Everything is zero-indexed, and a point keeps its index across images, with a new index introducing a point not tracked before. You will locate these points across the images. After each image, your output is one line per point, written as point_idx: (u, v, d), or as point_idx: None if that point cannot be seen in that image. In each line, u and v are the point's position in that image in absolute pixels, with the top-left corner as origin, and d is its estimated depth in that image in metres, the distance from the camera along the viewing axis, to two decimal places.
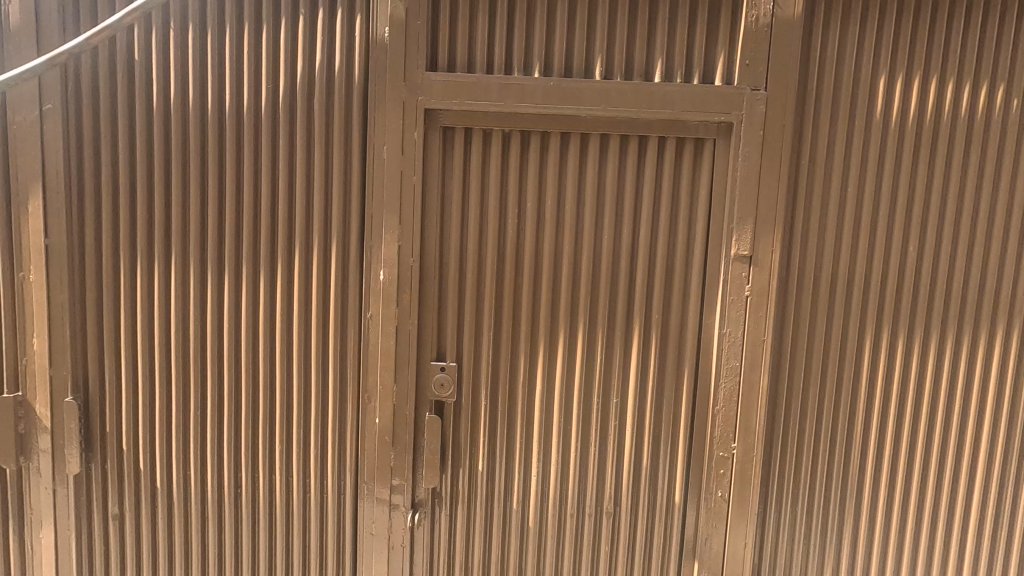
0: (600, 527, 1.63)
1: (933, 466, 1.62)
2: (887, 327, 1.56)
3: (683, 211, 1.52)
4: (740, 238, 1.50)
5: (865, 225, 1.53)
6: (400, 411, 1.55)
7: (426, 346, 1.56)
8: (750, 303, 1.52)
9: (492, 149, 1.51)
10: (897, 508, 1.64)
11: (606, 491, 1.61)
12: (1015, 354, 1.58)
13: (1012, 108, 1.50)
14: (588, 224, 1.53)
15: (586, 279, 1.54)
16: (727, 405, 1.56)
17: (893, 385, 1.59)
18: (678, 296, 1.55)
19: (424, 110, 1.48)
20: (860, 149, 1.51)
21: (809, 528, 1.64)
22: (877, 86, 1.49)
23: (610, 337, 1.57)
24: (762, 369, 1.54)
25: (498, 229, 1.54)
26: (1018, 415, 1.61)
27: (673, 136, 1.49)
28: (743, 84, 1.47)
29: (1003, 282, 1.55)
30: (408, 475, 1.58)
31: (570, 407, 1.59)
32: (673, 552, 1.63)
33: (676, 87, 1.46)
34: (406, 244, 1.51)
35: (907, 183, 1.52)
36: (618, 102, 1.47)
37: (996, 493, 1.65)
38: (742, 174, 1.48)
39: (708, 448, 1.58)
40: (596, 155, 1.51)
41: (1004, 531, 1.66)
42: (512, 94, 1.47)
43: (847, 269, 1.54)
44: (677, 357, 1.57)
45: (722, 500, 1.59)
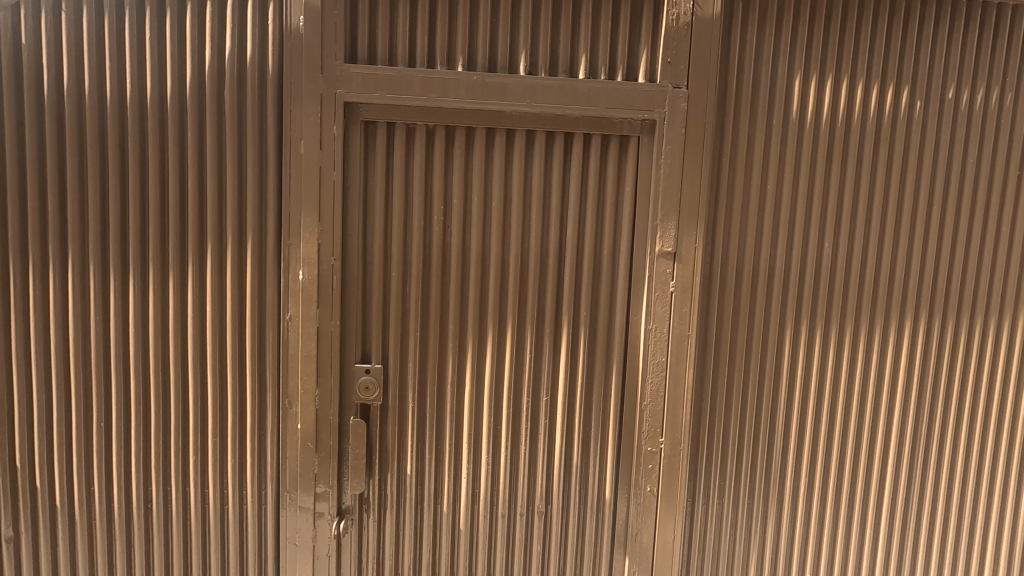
0: (532, 526, 1.62)
1: (848, 453, 1.69)
2: (804, 321, 1.61)
3: (610, 209, 1.53)
4: (664, 236, 1.52)
5: (783, 222, 1.57)
6: (324, 415, 1.50)
7: (350, 347, 1.51)
8: (675, 298, 1.54)
9: (415, 144, 1.47)
10: (818, 495, 1.70)
11: (537, 489, 1.60)
12: (921, 345, 1.66)
13: (915, 110, 1.57)
14: (515, 222, 1.51)
15: (514, 277, 1.52)
16: (654, 400, 1.57)
17: (811, 376, 1.64)
18: (606, 293, 1.55)
19: (343, 103, 1.42)
20: (777, 148, 1.55)
21: (735, 519, 1.67)
22: (792, 87, 1.53)
23: (539, 335, 1.56)
24: (687, 364, 1.57)
25: (423, 227, 1.50)
26: (926, 402, 1.69)
27: (598, 134, 1.49)
28: (665, 82, 1.48)
29: (911, 276, 1.63)
30: (333, 482, 1.52)
31: (501, 406, 1.58)
32: (604, 548, 1.64)
33: (600, 84, 1.46)
34: (326, 243, 1.45)
35: (822, 181, 1.57)
36: (542, 99, 1.45)
37: (907, 476, 1.73)
38: (666, 172, 1.50)
39: (636, 443, 1.59)
40: (523, 152, 1.49)
41: (913, 513, 1.74)
42: (435, 88, 1.43)
43: (767, 264, 1.58)
44: (606, 354, 1.57)
45: (651, 494, 1.61)
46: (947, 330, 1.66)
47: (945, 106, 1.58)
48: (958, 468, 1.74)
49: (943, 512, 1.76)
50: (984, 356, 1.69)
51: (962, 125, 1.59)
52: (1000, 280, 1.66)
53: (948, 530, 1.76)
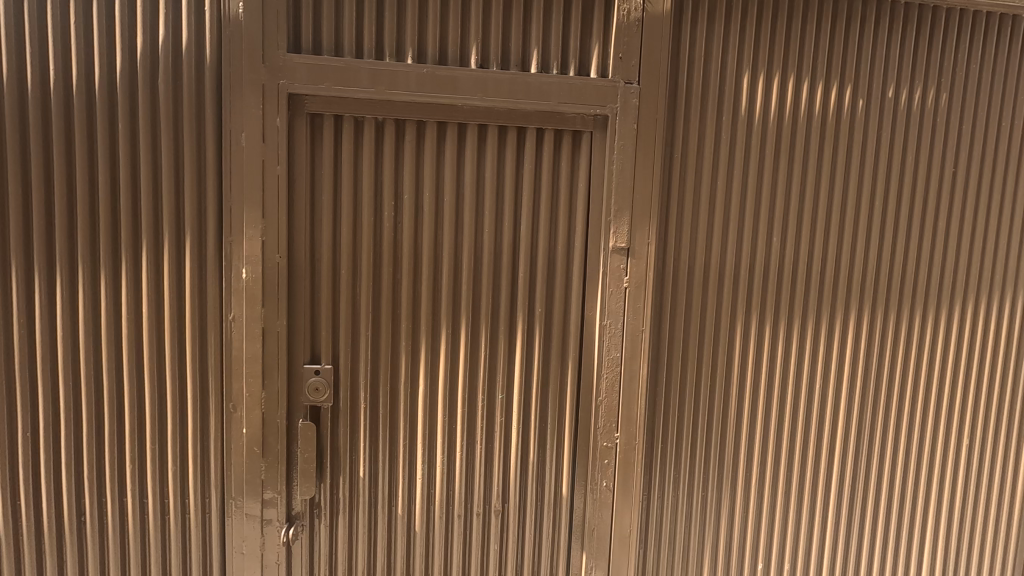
0: (489, 525, 1.60)
1: (797, 444, 1.71)
2: (755, 315, 1.63)
3: (563, 204, 1.52)
4: (618, 231, 1.52)
5: (733, 217, 1.59)
6: (271, 419, 1.45)
7: (299, 348, 1.46)
8: (629, 294, 1.54)
9: (363, 138, 1.43)
10: (770, 488, 1.71)
11: (493, 487, 1.59)
12: (865, 336, 1.70)
13: (857, 108, 1.61)
14: (468, 218, 1.49)
15: (467, 274, 1.50)
16: (609, 395, 1.58)
17: (762, 368, 1.66)
18: (560, 289, 1.55)
19: (287, 95, 1.37)
20: (727, 144, 1.57)
21: (690, 513, 1.68)
22: (741, 84, 1.56)
23: (494, 331, 1.54)
24: (641, 359, 1.57)
25: (372, 224, 1.46)
26: (870, 392, 1.73)
27: (552, 129, 1.48)
28: (617, 78, 1.48)
29: (856, 269, 1.66)
30: (281, 487, 1.47)
31: (455, 405, 1.55)
32: (561, 546, 1.64)
33: (552, 78, 1.45)
34: (271, 240, 1.40)
35: (770, 177, 1.59)
36: (494, 93, 1.43)
37: (853, 466, 1.75)
38: (619, 168, 1.50)
39: (592, 439, 1.59)
40: (475, 146, 1.47)
41: (859, 502, 1.77)
42: (384, 81, 1.39)
43: (718, 259, 1.60)
44: (561, 350, 1.57)
45: (608, 490, 1.61)
46: (891, 322, 1.71)
47: (885, 105, 1.63)
48: (902, 456, 1.77)
49: (889, 500, 1.79)
50: (926, 348, 1.74)
51: (901, 123, 1.64)
52: (939, 274, 1.71)
53: (894, 517, 1.80)
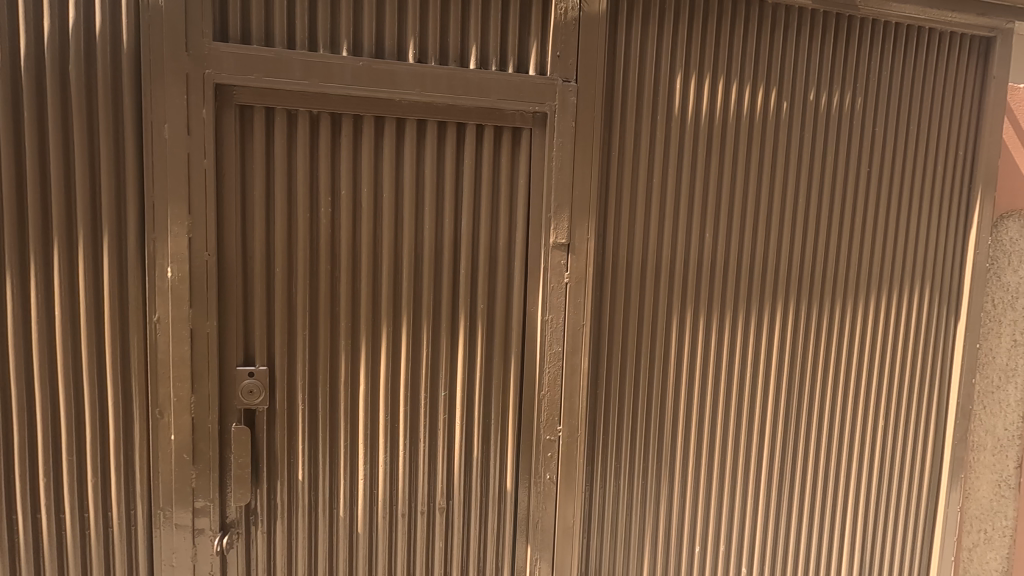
0: (433, 524, 1.59)
1: (731, 431, 1.78)
2: (690, 308, 1.69)
3: (504, 200, 1.53)
4: (558, 228, 1.54)
5: (668, 214, 1.64)
6: (201, 423, 1.39)
7: (231, 350, 1.40)
8: (569, 289, 1.57)
9: (297, 132, 1.39)
10: (706, 474, 1.78)
11: (437, 485, 1.58)
12: (791, 327, 1.79)
13: (782, 110, 1.70)
14: (408, 214, 1.47)
15: (408, 271, 1.48)
16: (552, 389, 1.60)
17: (698, 360, 1.72)
18: (502, 285, 1.55)
19: (214, 85, 1.31)
20: (662, 143, 1.62)
21: (631, 502, 1.73)
22: (674, 85, 1.61)
23: (436, 328, 1.53)
24: (582, 353, 1.60)
25: (308, 220, 1.42)
26: (796, 379, 1.82)
27: (491, 125, 1.48)
28: (555, 76, 1.50)
29: (782, 264, 1.75)
30: (214, 495, 1.41)
31: (397, 404, 1.53)
32: (506, 541, 1.65)
33: (491, 75, 1.45)
34: (198, 236, 1.33)
35: (703, 175, 1.66)
36: (433, 88, 1.42)
37: (781, 450, 1.85)
38: (558, 165, 1.52)
39: (536, 433, 1.61)
40: (414, 142, 1.45)
41: (788, 485, 1.86)
42: (318, 73, 1.36)
43: (655, 255, 1.65)
44: (504, 346, 1.58)
45: (551, 483, 1.63)
46: (814, 313, 1.80)
47: (807, 108, 1.72)
48: (825, 439, 1.88)
49: (815, 482, 1.89)
50: (846, 337, 1.85)
51: (822, 125, 1.73)
52: (857, 267, 1.82)
53: (820, 498, 1.90)
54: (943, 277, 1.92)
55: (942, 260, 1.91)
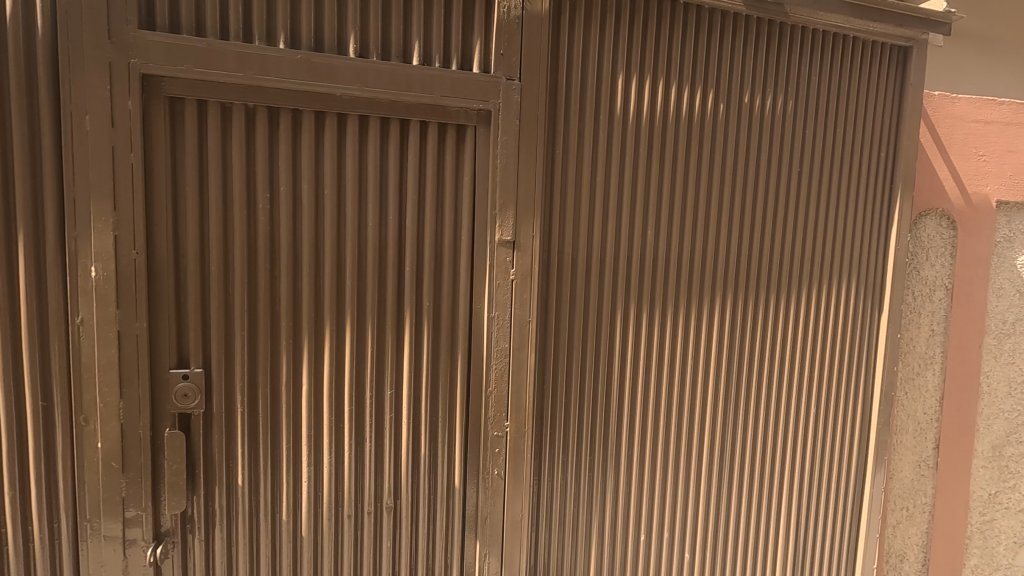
0: (380, 524, 1.57)
1: (673, 422, 1.84)
2: (633, 303, 1.74)
3: (449, 198, 1.52)
4: (503, 225, 1.55)
5: (611, 211, 1.68)
6: (131, 430, 1.33)
7: (163, 352, 1.35)
8: (515, 286, 1.59)
9: (232, 126, 1.34)
10: (650, 465, 1.83)
11: (384, 484, 1.56)
12: (729, 321, 1.86)
13: (719, 112, 1.76)
14: (351, 211, 1.45)
15: (351, 269, 1.46)
16: (499, 385, 1.61)
17: (642, 354, 1.77)
18: (448, 282, 1.55)
19: (140, 75, 1.25)
20: (605, 142, 1.65)
21: (578, 494, 1.76)
22: (616, 86, 1.64)
23: (381, 326, 1.52)
24: (528, 349, 1.62)
25: (245, 217, 1.38)
26: (733, 371, 1.90)
27: (435, 122, 1.48)
28: (499, 74, 1.51)
29: (720, 260, 1.82)
30: (146, 504, 1.35)
31: (341, 404, 1.51)
32: (454, 538, 1.65)
33: (434, 72, 1.45)
34: (124, 234, 1.27)
35: (644, 173, 1.70)
36: (375, 84, 1.40)
37: (721, 439, 1.92)
38: (503, 163, 1.53)
39: (483, 429, 1.62)
40: (356, 137, 1.43)
41: (726, 471, 1.94)
42: (253, 65, 1.31)
43: (599, 251, 1.68)
44: (450, 343, 1.58)
45: (499, 478, 1.64)
46: (750, 307, 1.88)
47: (742, 110, 1.79)
48: (761, 427, 1.97)
49: (752, 468, 1.97)
50: (780, 329, 1.94)
51: (755, 127, 1.81)
52: (790, 263, 1.91)
53: (758, 483, 1.99)
54: (867, 272, 2.04)
55: (866, 256, 2.03)
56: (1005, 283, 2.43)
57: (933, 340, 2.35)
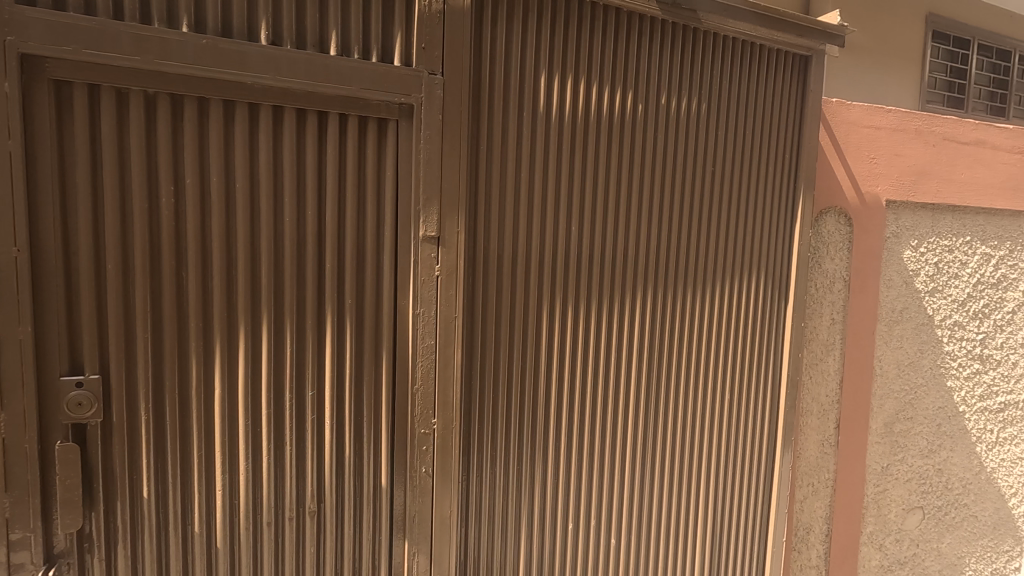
0: (303, 530, 1.52)
1: (599, 413, 1.90)
2: (558, 298, 1.77)
3: (371, 193, 1.49)
4: (427, 221, 1.54)
5: (536, 208, 1.70)
6: (15, 444, 1.21)
7: (52, 358, 1.24)
8: (440, 282, 1.58)
9: (129, 113, 1.25)
10: (576, 455, 1.88)
11: (307, 488, 1.51)
12: (650, 314, 1.94)
13: (638, 112, 1.82)
14: (265, 205, 1.38)
15: (267, 266, 1.40)
16: (425, 382, 1.60)
17: (567, 347, 1.81)
18: (371, 279, 1.52)
19: (19, 55, 1.14)
20: (528, 139, 1.67)
21: (507, 488, 1.77)
22: (539, 84, 1.66)
23: (300, 325, 1.46)
24: (455, 345, 1.62)
25: (146, 211, 1.29)
26: (654, 362, 1.98)
27: (354, 115, 1.44)
28: (421, 67, 1.49)
29: (640, 255, 1.89)
30: (35, 524, 1.24)
31: (258, 407, 1.44)
32: (382, 539, 1.62)
33: (353, 63, 1.41)
34: (3, 229, 1.16)
35: (567, 171, 1.74)
36: (290, 73, 1.35)
37: (644, 427, 2.00)
38: (426, 158, 1.51)
39: (410, 427, 1.60)
40: (270, 129, 1.37)
41: (649, 458, 2.02)
42: (152, 49, 1.23)
43: (525, 247, 1.70)
44: (375, 341, 1.55)
45: (427, 476, 1.63)
46: (669, 300, 1.97)
47: (660, 111, 1.86)
48: (681, 415, 2.06)
49: (673, 454, 2.07)
50: (697, 321, 2.04)
51: (672, 127, 1.89)
52: (705, 257, 2.02)
53: (678, 467, 2.09)
54: (774, 266, 2.19)
55: (774, 250, 2.17)
56: (893, 275, 2.67)
57: (834, 328, 2.55)
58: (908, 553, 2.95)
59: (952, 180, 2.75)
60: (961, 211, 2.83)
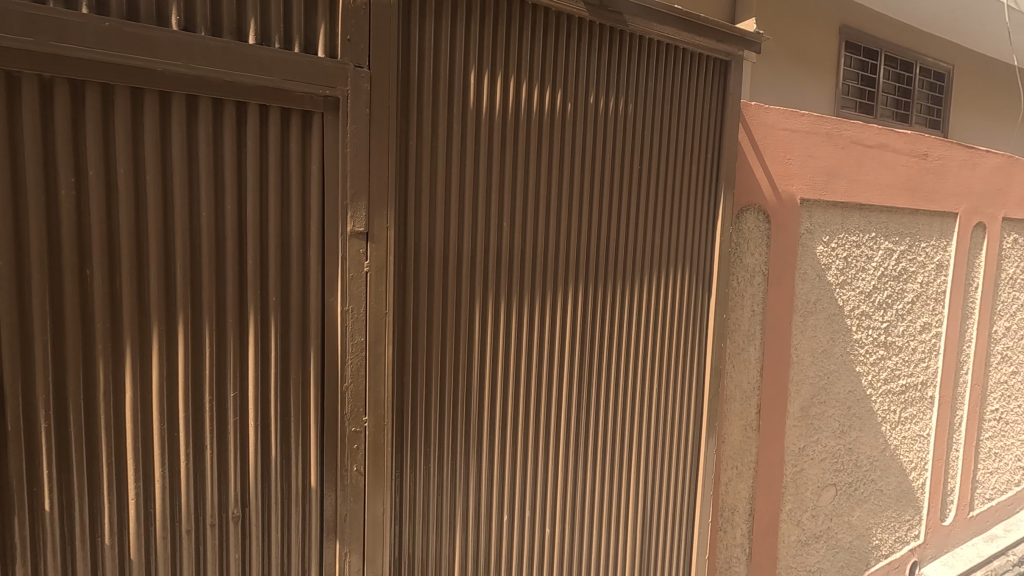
0: (226, 537, 1.46)
1: (532, 405, 1.93)
2: (491, 294, 1.79)
3: (295, 187, 1.45)
4: (355, 216, 1.52)
5: (468, 204, 1.71)
6: None
7: None
8: (370, 279, 1.56)
9: (22, 99, 1.16)
10: (510, 448, 1.91)
11: (230, 493, 1.45)
12: (581, 308, 1.99)
13: (567, 111, 1.86)
14: (179, 200, 1.32)
15: (181, 263, 1.33)
16: (355, 380, 1.58)
17: (500, 342, 1.83)
18: (296, 276, 1.48)
19: None
20: (459, 135, 1.67)
21: (441, 484, 1.78)
22: (469, 80, 1.67)
23: (221, 324, 1.41)
24: (386, 342, 1.61)
25: (44, 205, 1.20)
26: (585, 354, 2.03)
27: (276, 106, 1.40)
28: (346, 60, 1.46)
29: (570, 251, 1.93)
30: None
31: (175, 411, 1.38)
32: (312, 542, 1.58)
33: (273, 52, 1.36)
34: None
35: (498, 168, 1.75)
36: (205, 61, 1.29)
37: (576, 418, 2.05)
38: (352, 152, 1.49)
39: (340, 426, 1.57)
40: (183, 119, 1.30)
41: (581, 448, 2.08)
42: (47, 30, 1.14)
43: (456, 243, 1.71)
44: (301, 340, 1.51)
45: (358, 475, 1.61)
46: (599, 294, 2.03)
47: (588, 110, 1.91)
48: (612, 404, 2.13)
49: (604, 442, 2.14)
50: (626, 314, 2.11)
51: (600, 126, 1.94)
52: (632, 252, 2.09)
53: (609, 456, 2.16)
54: (698, 260, 2.30)
55: (697, 246, 2.28)
56: (808, 269, 2.86)
57: (753, 319, 2.70)
58: (823, 527, 3.17)
59: (859, 180, 2.97)
60: (867, 210, 3.07)
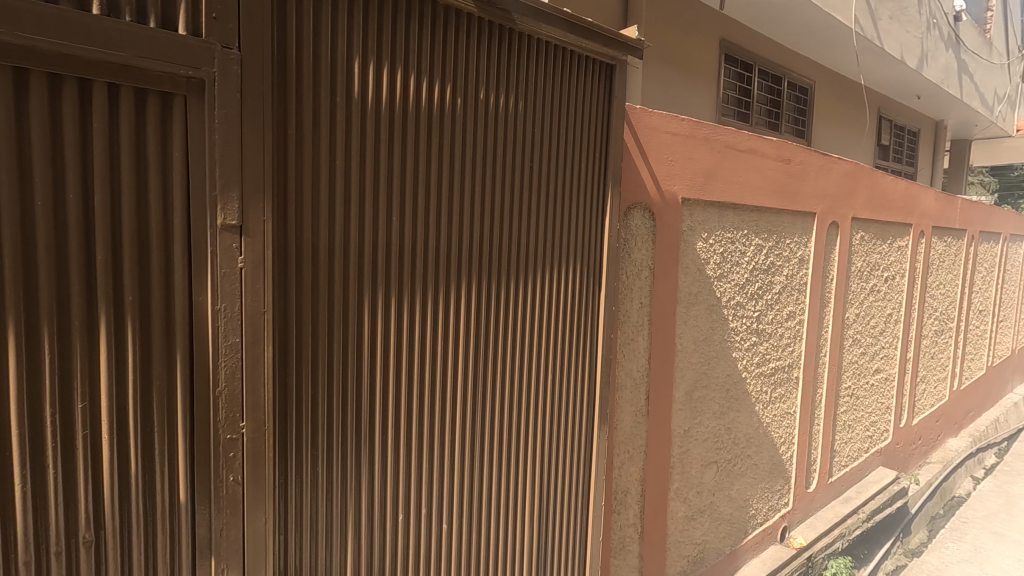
0: (75, 565, 1.31)
1: (425, 402, 1.92)
2: (379, 290, 1.75)
3: (154, 176, 1.32)
4: (226, 207, 1.41)
5: (354, 197, 1.65)
6: None
7: None
8: (244, 275, 1.46)
9: None
10: (404, 446, 1.88)
11: (80, 516, 1.30)
12: (472, 304, 2.00)
13: (457, 106, 1.86)
14: (7, 187, 1.16)
15: (9, 259, 1.16)
16: (230, 385, 1.47)
17: (391, 338, 1.79)
18: (158, 273, 1.35)
19: None
20: (343, 126, 1.61)
21: (330, 489, 1.70)
22: (354, 70, 1.61)
23: (64, 327, 1.25)
24: (264, 342, 1.51)
25: None
26: (479, 349, 2.05)
27: (128, 85, 1.27)
28: (213, 39, 1.35)
29: (462, 247, 1.94)
30: None
31: (5, 428, 1.20)
32: (181, 561, 1.46)
33: (124, 25, 1.21)
34: None
35: (386, 161, 1.71)
36: (37, 30, 1.13)
37: (470, 412, 2.06)
38: (221, 140, 1.39)
39: (213, 434, 1.46)
40: (10, 94, 1.14)
41: (476, 442, 2.09)
42: None
43: (342, 238, 1.64)
44: (165, 342, 1.39)
45: (236, 485, 1.50)
46: (491, 289, 2.05)
47: (478, 107, 1.92)
48: (506, 398, 2.17)
49: (500, 436, 2.17)
50: (518, 309, 2.15)
51: (490, 123, 1.96)
52: (524, 248, 2.13)
53: (504, 449, 2.19)
54: (587, 256, 2.39)
55: (586, 242, 2.38)
56: (689, 264, 3.07)
57: (641, 311, 2.86)
58: (706, 503, 3.43)
59: (732, 182, 3.24)
60: (739, 209, 3.36)
